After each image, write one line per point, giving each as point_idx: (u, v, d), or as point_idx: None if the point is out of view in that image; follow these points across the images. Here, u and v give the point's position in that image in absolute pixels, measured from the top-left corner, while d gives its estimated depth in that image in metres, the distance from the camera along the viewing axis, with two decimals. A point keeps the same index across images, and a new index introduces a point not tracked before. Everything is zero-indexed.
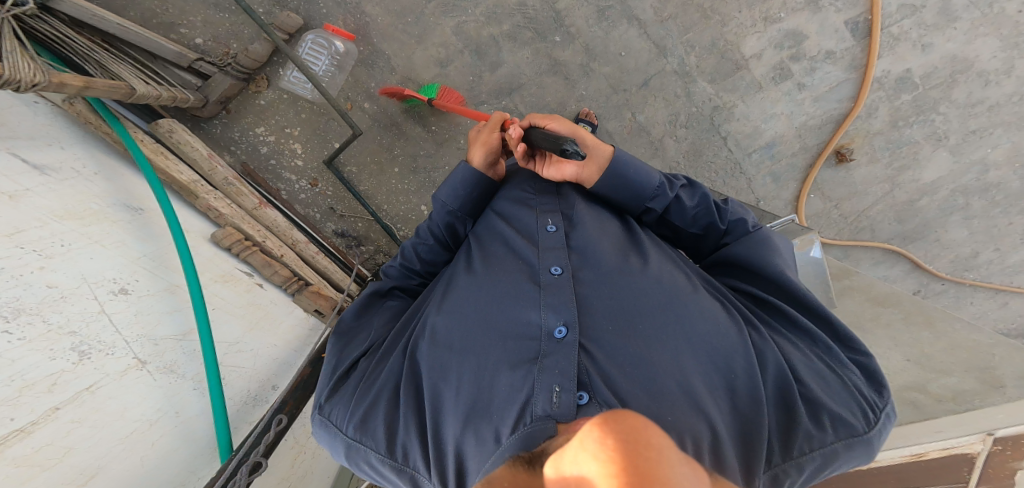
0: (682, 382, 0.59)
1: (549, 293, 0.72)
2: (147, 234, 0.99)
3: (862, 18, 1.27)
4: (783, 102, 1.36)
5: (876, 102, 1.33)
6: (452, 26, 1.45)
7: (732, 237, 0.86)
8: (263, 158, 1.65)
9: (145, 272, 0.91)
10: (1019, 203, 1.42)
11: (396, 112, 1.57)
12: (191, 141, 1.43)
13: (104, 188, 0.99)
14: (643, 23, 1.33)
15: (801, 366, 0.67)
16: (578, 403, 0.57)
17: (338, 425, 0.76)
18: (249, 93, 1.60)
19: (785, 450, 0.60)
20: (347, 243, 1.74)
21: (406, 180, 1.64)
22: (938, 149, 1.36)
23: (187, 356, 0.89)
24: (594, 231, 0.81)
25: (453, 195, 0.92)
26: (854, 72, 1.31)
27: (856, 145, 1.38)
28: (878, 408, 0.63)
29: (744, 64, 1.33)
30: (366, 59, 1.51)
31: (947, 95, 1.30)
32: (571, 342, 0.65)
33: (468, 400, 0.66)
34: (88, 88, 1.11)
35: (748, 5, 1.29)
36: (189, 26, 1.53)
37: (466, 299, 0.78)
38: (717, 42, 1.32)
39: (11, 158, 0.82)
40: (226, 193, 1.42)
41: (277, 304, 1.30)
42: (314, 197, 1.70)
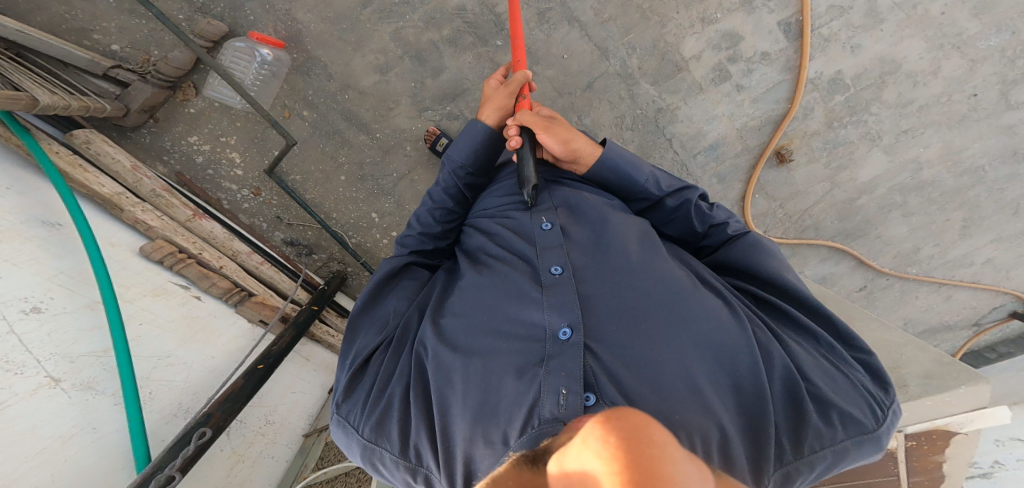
0: (690, 381, 0.59)
1: (553, 293, 0.70)
2: (65, 250, 0.97)
3: (794, 19, 1.28)
4: (724, 103, 1.38)
5: (812, 104, 1.37)
6: (390, 32, 1.37)
7: (710, 239, 0.86)
8: (200, 168, 1.50)
9: (61, 289, 0.91)
10: (953, 199, 1.50)
11: (337, 118, 1.46)
12: (112, 152, 1.30)
13: (21, 204, 0.97)
14: (585, 25, 1.30)
15: (809, 364, 0.66)
16: (585, 404, 0.58)
17: (355, 425, 0.71)
18: (177, 102, 1.43)
19: (797, 449, 0.59)
20: (297, 251, 1.65)
21: (354, 187, 1.55)
22: (873, 148, 1.42)
23: (108, 372, 0.89)
24: (594, 229, 0.80)
25: (467, 152, 0.95)
26: (788, 73, 1.33)
27: (795, 146, 1.42)
28: (884, 406, 0.64)
29: (684, 65, 1.33)
30: (301, 65, 1.40)
31: (879, 95, 1.35)
32: (576, 344, 0.63)
33: (479, 403, 0.63)
34: None
35: (686, 5, 1.28)
36: (103, 31, 1.34)
37: (473, 300, 0.76)
38: (658, 43, 1.31)
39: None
40: (155, 205, 1.32)
41: (217, 315, 1.25)
42: (258, 207, 1.57)
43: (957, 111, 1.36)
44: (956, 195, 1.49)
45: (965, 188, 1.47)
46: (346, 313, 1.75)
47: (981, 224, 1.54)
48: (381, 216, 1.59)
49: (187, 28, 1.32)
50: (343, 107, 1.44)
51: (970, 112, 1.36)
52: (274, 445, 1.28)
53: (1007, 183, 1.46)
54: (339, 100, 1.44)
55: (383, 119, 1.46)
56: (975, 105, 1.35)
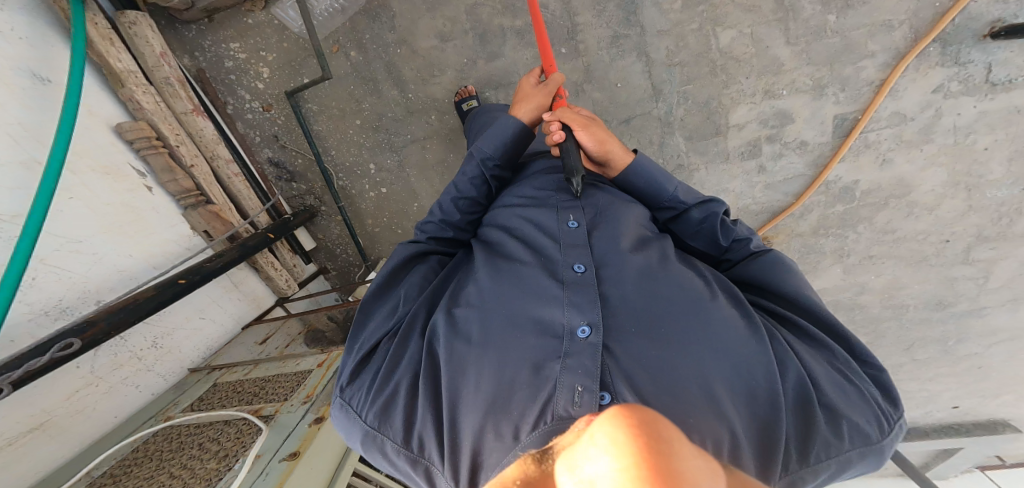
0: (704, 383, 0.58)
1: (574, 290, 0.71)
2: (36, 104, 0.95)
3: (851, 115, 1.34)
4: (739, 179, 1.48)
5: (813, 205, 1.49)
6: (467, 4, 1.34)
7: (736, 252, 0.83)
8: (224, 71, 1.41)
9: (5, 138, 0.88)
10: (869, 325, 1.70)
11: (379, 69, 1.43)
12: (150, 37, 1.22)
13: (20, 52, 0.95)
14: (651, 62, 1.34)
15: (822, 377, 0.65)
16: (600, 402, 0.58)
17: (358, 411, 0.70)
18: (240, 9, 1.34)
19: (803, 457, 0.59)
20: (278, 174, 1.58)
21: (365, 134, 1.52)
22: (836, 263, 1.58)
23: (1, 240, 0.85)
24: (619, 229, 0.80)
25: (496, 145, 0.94)
26: (812, 169, 1.42)
27: (778, 240, 1.56)
28: (892, 419, 0.65)
29: (723, 131, 1.41)
30: (370, 8, 1.36)
31: (871, 216, 1.48)
32: (594, 342, 0.64)
33: (491, 393, 0.62)
34: None
35: (758, 73, 1.32)
36: None
37: (490, 294, 0.75)
38: (711, 102, 1.37)
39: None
40: (161, 92, 1.25)
41: (161, 212, 1.21)
42: (262, 122, 1.49)
43: (922, 252, 1.51)
44: (874, 322, 1.69)
45: (883, 318, 1.68)
46: (300, 250, 1.65)
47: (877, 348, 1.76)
48: (377, 171, 1.58)
49: None
50: (389, 60, 1.42)
51: (931, 255, 1.51)
52: (145, 374, 1.12)
53: (919, 325, 1.68)
54: (390, 52, 1.41)
55: (422, 83, 1.44)
56: (940, 249, 1.50)
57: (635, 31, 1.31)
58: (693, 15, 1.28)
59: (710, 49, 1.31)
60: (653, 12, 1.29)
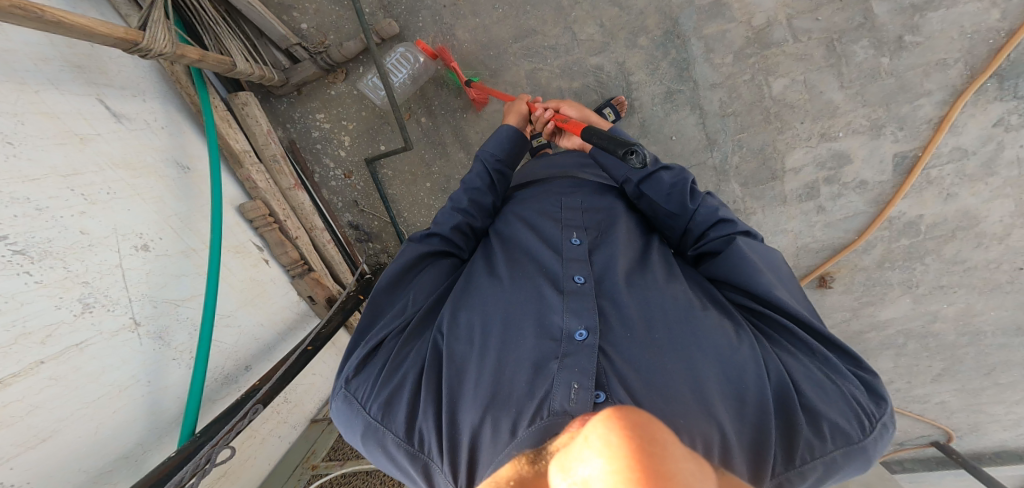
0: (694, 384, 0.61)
1: (572, 298, 0.74)
2: (184, 194, 1.14)
3: (912, 153, 1.34)
4: (798, 220, 1.48)
5: (878, 240, 1.44)
6: (527, 70, 1.51)
7: (701, 215, 0.87)
8: (311, 141, 1.66)
9: (170, 232, 1.05)
10: (945, 352, 1.57)
11: (447, 133, 1.63)
12: (258, 115, 1.48)
13: (163, 142, 1.15)
14: (705, 114, 1.43)
15: (801, 376, 0.66)
16: (595, 400, 0.59)
17: (362, 403, 0.72)
18: (325, 82, 1.61)
19: (788, 459, 0.61)
20: (357, 236, 1.77)
21: (434, 197, 1.70)
22: (904, 294, 1.50)
23: (177, 324, 0.99)
24: (616, 250, 0.84)
25: (495, 145, 1.07)
26: (873, 206, 1.41)
27: (840, 275, 1.51)
28: (874, 419, 0.64)
29: (780, 175, 1.43)
30: (440, 78, 1.58)
31: (939, 248, 1.41)
32: (592, 344, 0.67)
33: (489, 392, 0.65)
34: (201, 61, 1.20)
35: (812, 118, 1.37)
36: (302, 11, 1.54)
37: (489, 299, 0.79)
38: (766, 147, 1.42)
39: (96, 105, 0.98)
40: (269, 168, 1.49)
41: (276, 282, 1.39)
42: (344, 188, 1.71)
43: (995, 280, 1.43)
44: (949, 349, 1.57)
45: (960, 345, 1.55)
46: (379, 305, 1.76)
47: (955, 375, 1.60)
48: None
49: (371, 21, 1.50)
50: (457, 124, 1.61)
51: (1006, 283, 1.43)
52: (282, 425, 1.22)
53: (999, 351, 1.53)
54: (458, 117, 1.61)
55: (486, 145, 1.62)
56: (1014, 277, 1.42)
57: (689, 86, 1.42)
58: (745, 67, 1.38)
59: (764, 95, 1.38)
60: (705, 69, 1.40)
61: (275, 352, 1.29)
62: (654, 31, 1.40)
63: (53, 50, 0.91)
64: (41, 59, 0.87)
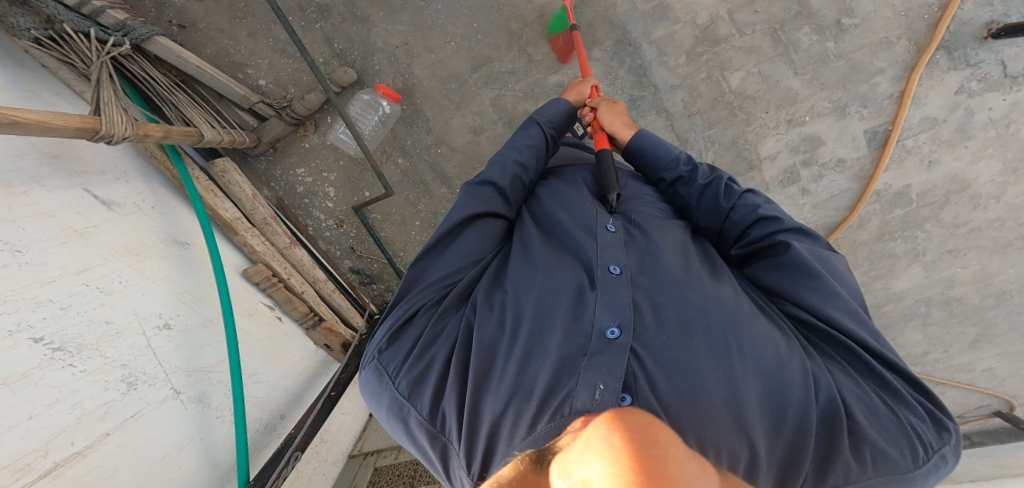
0: (731, 392, 0.51)
1: (604, 291, 0.63)
2: (189, 268, 1.12)
3: (882, 127, 1.32)
4: (785, 204, 1.45)
5: (870, 214, 1.41)
6: (491, 97, 1.51)
7: (737, 215, 0.79)
8: (298, 196, 1.66)
9: (186, 306, 1.05)
10: (974, 316, 1.51)
11: (425, 171, 1.62)
12: (241, 181, 1.47)
13: (156, 222, 1.13)
14: (671, 116, 1.42)
15: (849, 396, 0.58)
16: (620, 404, 0.50)
17: (390, 374, 0.62)
18: (297, 136, 1.62)
19: (819, 482, 0.52)
20: (361, 279, 1.77)
21: (425, 233, 1.70)
22: (913, 263, 1.45)
23: (215, 386, 1.02)
24: (653, 242, 0.73)
25: (551, 114, 1.01)
26: (857, 182, 1.38)
27: (842, 252, 1.47)
28: (931, 449, 0.55)
29: (757, 165, 1.41)
30: (407, 117, 1.57)
31: (936, 214, 1.38)
32: (624, 344, 0.56)
33: (519, 378, 0.55)
34: (166, 136, 1.21)
35: (776, 106, 1.36)
36: (255, 67, 1.53)
37: (522, 284, 0.69)
38: (737, 140, 1.40)
39: (84, 195, 0.96)
40: (262, 231, 1.48)
41: (292, 336, 1.37)
42: (338, 236, 1.71)
43: (1004, 237, 1.38)
44: (977, 313, 1.51)
45: (987, 307, 1.49)
46: None
47: (992, 339, 1.54)
48: None
49: (326, 71, 1.50)
50: (434, 160, 1.61)
51: (1016, 239, 1.38)
52: (324, 463, 1.22)
53: None
54: (433, 153, 1.60)
55: (465, 178, 1.61)
56: None
57: (649, 91, 1.41)
58: (699, 66, 1.37)
59: (723, 91, 1.38)
60: (662, 72, 1.39)
61: (304, 399, 1.30)
62: (605, 39, 1.39)
63: (26, 142, 0.88)
64: (18, 155, 0.84)
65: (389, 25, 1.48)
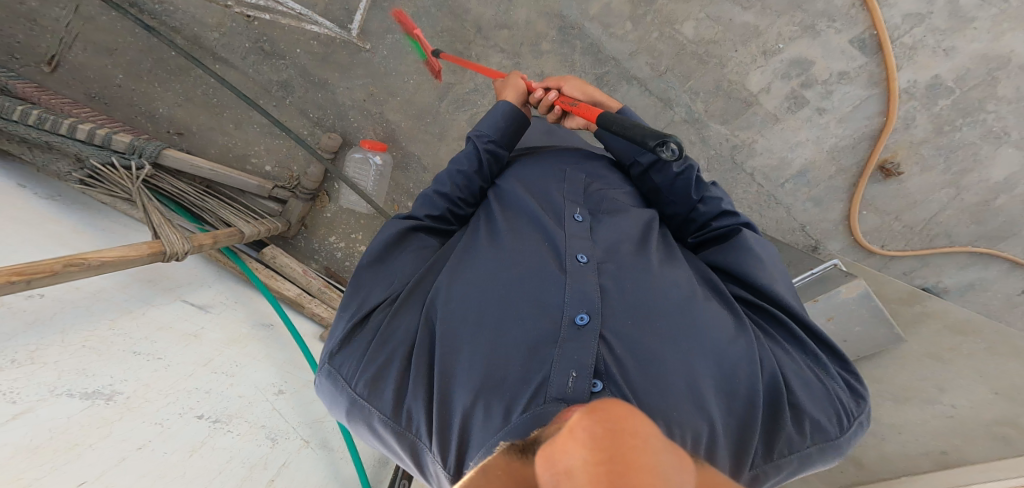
0: (687, 378, 0.51)
1: (573, 278, 0.58)
2: (281, 344, 1.21)
3: (868, 33, 1.23)
4: (806, 129, 1.35)
5: (912, 113, 1.28)
6: (467, 119, 1.49)
7: (705, 207, 0.75)
8: (341, 261, 1.69)
9: (290, 373, 1.12)
10: None
11: None
12: (291, 262, 1.52)
13: (244, 313, 1.22)
14: (643, 81, 1.35)
15: (791, 371, 0.58)
16: (592, 391, 0.49)
17: (348, 378, 0.55)
18: (317, 208, 1.66)
19: (767, 452, 0.53)
20: None
21: None
22: (1000, 146, 1.28)
23: (332, 433, 1.08)
24: (623, 227, 0.69)
25: (490, 123, 0.82)
26: (875, 87, 1.28)
27: (901, 157, 1.33)
28: (852, 416, 0.57)
29: (753, 100, 1.33)
30: (400, 162, 1.56)
31: (993, 92, 1.24)
32: (593, 330, 0.53)
33: (488, 373, 0.51)
34: (216, 241, 1.25)
35: (743, 42, 1.29)
36: (258, 155, 1.56)
37: (484, 270, 0.62)
38: (721, 83, 1.33)
39: (183, 304, 1.06)
40: (324, 300, 1.52)
41: None
42: None
43: None
44: None
45: None
46: None
47: None
48: None
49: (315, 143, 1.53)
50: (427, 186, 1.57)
51: None
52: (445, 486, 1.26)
53: None
54: None
55: None
56: None
57: (612, 64, 1.35)
58: (647, 27, 1.30)
59: (683, 43, 1.30)
60: (614, 43, 1.33)
61: None
62: (549, 23, 1.33)
63: (126, 274, 1.01)
64: (123, 286, 0.97)
65: (350, 81, 1.48)
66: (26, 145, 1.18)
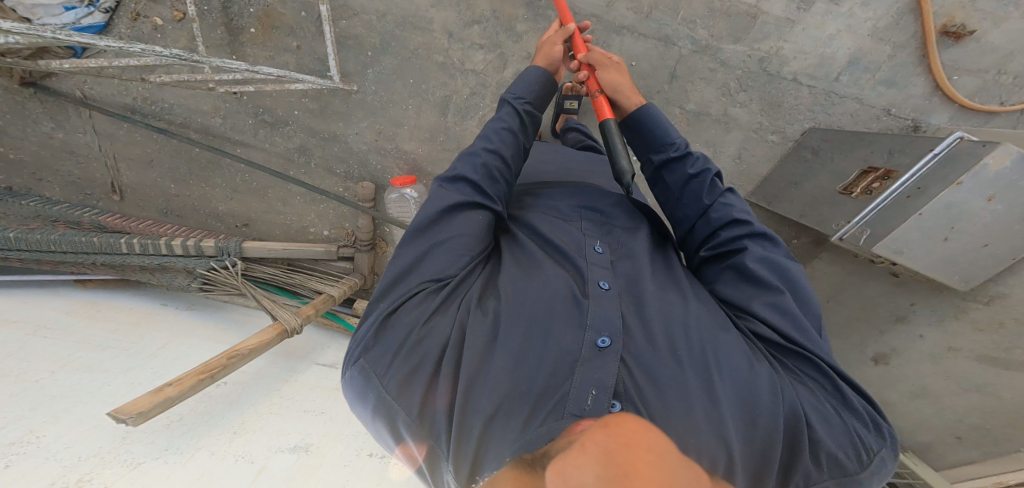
0: (706, 410, 0.56)
1: (596, 303, 0.65)
2: None
3: None
4: (831, 21, 1.21)
5: None
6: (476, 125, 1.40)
7: (715, 212, 0.76)
8: None
9: None
10: None
11: None
12: None
13: None
14: (633, 28, 1.27)
15: (805, 396, 0.60)
16: (612, 410, 0.56)
17: (378, 370, 0.57)
18: (379, 254, 1.74)
19: (780, 485, 0.57)
20: None
21: None
22: None
23: None
24: (641, 257, 0.76)
25: (526, 88, 0.90)
26: None
27: (962, 17, 1.14)
28: (873, 451, 0.57)
29: (757, 10, 1.22)
30: None
31: None
32: (614, 352, 0.61)
33: (516, 384, 0.57)
34: (318, 308, 1.38)
35: None
36: (314, 224, 1.69)
37: (513, 286, 0.68)
38: (714, 5, 1.23)
39: (317, 367, 1.26)
40: None
41: None
42: None
43: None
44: None
45: None
46: None
47: None
48: None
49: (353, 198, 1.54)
50: None
51: None
52: None
53: None
54: None
55: None
56: None
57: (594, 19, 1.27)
58: None
59: None
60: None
61: None
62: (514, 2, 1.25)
63: (269, 354, 1.23)
64: (271, 363, 1.20)
65: (357, 127, 1.47)
66: (143, 270, 1.35)
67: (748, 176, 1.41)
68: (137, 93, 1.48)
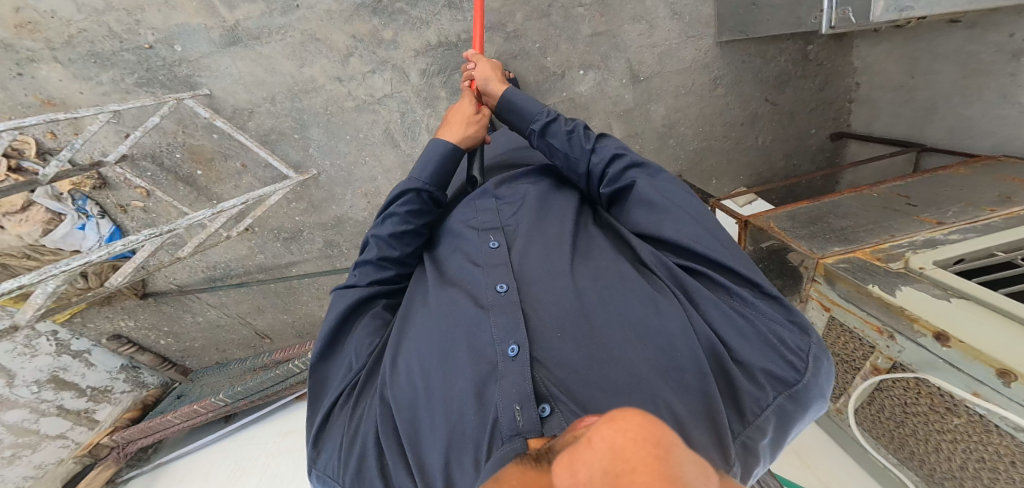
0: (630, 374, 0.57)
1: (496, 313, 0.66)
2: None
3: None
4: None
5: None
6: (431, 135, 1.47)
7: (597, 156, 0.85)
8: None
9: None
10: None
11: None
12: None
13: None
14: None
15: (726, 328, 0.62)
16: (540, 415, 0.56)
17: (336, 477, 0.64)
18: None
19: (742, 416, 0.57)
20: None
21: None
22: None
23: None
24: (534, 243, 0.76)
25: (432, 171, 0.91)
26: None
27: None
28: (806, 355, 0.60)
29: None
30: None
31: None
32: (524, 359, 0.60)
33: (449, 427, 0.58)
34: None
35: None
36: None
37: (420, 334, 0.70)
38: None
39: None
40: None
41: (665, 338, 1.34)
42: None
43: None
44: None
45: None
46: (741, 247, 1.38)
47: None
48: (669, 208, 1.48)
49: None
50: None
51: None
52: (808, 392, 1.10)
53: None
54: None
55: None
56: None
57: None
58: None
59: None
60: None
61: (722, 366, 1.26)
62: (364, 17, 1.30)
63: None
64: None
65: (348, 202, 1.59)
66: None
67: (700, 20, 1.40)
68: (201, 266, 1.71)
